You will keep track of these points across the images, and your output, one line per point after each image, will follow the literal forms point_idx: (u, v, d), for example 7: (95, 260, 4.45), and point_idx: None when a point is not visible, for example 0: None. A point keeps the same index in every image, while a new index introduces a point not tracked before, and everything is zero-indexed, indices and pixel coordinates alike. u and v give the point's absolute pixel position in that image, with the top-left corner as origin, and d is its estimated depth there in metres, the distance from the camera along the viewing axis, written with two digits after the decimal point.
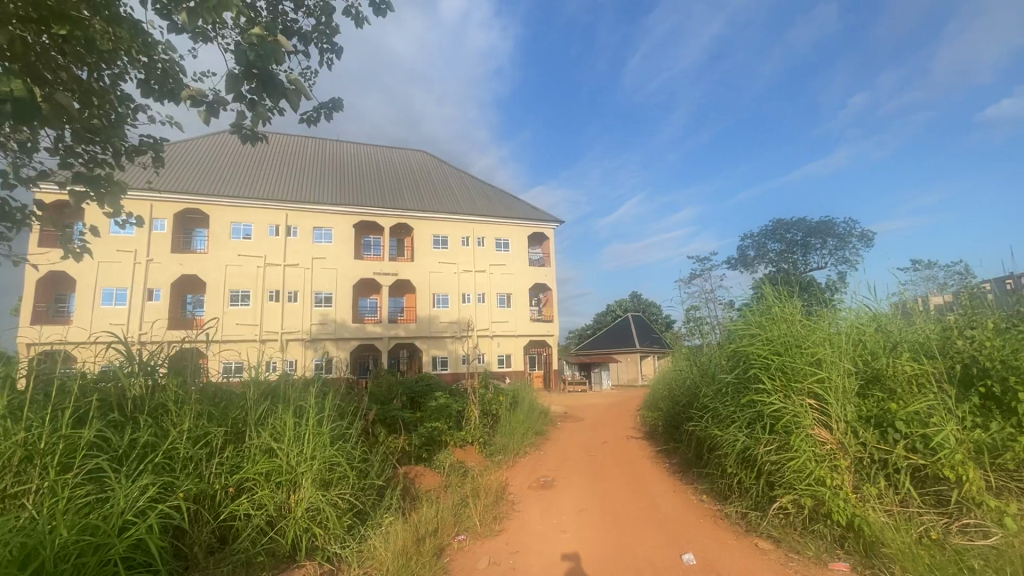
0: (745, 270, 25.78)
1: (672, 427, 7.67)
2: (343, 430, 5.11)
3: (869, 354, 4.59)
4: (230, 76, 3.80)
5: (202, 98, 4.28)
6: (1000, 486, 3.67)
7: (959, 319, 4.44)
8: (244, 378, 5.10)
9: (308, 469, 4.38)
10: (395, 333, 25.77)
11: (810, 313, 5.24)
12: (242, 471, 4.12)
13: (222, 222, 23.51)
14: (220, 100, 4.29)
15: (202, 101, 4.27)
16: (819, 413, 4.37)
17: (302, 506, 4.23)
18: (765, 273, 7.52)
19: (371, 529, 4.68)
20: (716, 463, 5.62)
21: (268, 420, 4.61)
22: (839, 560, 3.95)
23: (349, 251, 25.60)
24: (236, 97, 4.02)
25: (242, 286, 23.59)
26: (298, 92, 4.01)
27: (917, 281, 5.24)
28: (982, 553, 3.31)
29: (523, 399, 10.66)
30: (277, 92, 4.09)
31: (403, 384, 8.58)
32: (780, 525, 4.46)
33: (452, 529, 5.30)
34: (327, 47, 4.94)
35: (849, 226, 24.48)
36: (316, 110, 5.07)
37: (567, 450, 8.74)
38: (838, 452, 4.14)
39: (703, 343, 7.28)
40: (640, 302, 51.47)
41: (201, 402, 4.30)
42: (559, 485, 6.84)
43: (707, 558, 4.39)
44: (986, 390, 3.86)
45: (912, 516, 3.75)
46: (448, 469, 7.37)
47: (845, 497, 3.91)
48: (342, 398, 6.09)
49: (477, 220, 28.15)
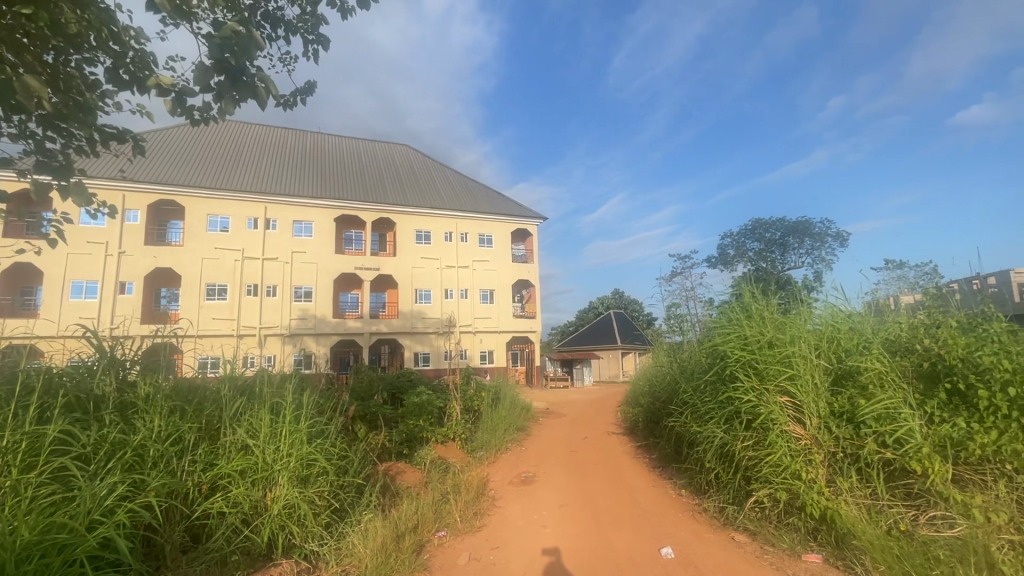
0: (725, 268, 26.15)
1: (652, 422, 7.76)
2: (322, 427, 5.02)
3: (842, 351, 4.69)
4: (198, 67, 3.72)
5: (171, 87, 4.19)
6: (965, 480, 3.78)
7: (926, 318, 4.57)
8: (220, 374, 5.00)
9: (285, 466, 4.31)
10: (376, 328, 25.53)
11: (786, 312, 5.33)
12: (216, 468, 4.03)
13: (198, 214, 22.95)
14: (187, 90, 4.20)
15: (170, 90, 4.19)
16: (792, 409, 4.46)
17: (278, 503, 4.16)
18: (743, 272, 7.63)
19: (350, 527, 4.63)
20: (694, 458, 5.67)
21: (244, 417, 4.51)
22: (812, 552, 4.04)
23: (330, 245, 25.24)
24: (203, 89, 3.94)
25: (219, 280, 23.11)
26: (269, 90, 3.94)
27: (888, 280, 5.37)
28: (947, 544, 3.42)
29: (505, 395, 10.66)
30: (245, 86, 4.01)
31: (384, 380, 8.51)
32: (756, 518, 4.55)
33: (432, 525, 5.27)
34: (313, 38, 4.83)
35: (825, 226, 25.01)
36: (292, 95, 4.99)
37: (549, 446, 8.76)
38: (812, 446, 4.25)
39: (684, 340, 7.34)
40: (622, 300, 51.97)
41: (171, 399, 4.16)
42: (541, 481, 6.87)
43: (686, 551, 4.44)
44: (951, 386, 3.97)
45: (882, 508, 3.86)
46: (430, 465, 7.34)
47: (818, 490, 4.03)
48: (321, 394, 6.00)
49: (460, 215, 28.00)
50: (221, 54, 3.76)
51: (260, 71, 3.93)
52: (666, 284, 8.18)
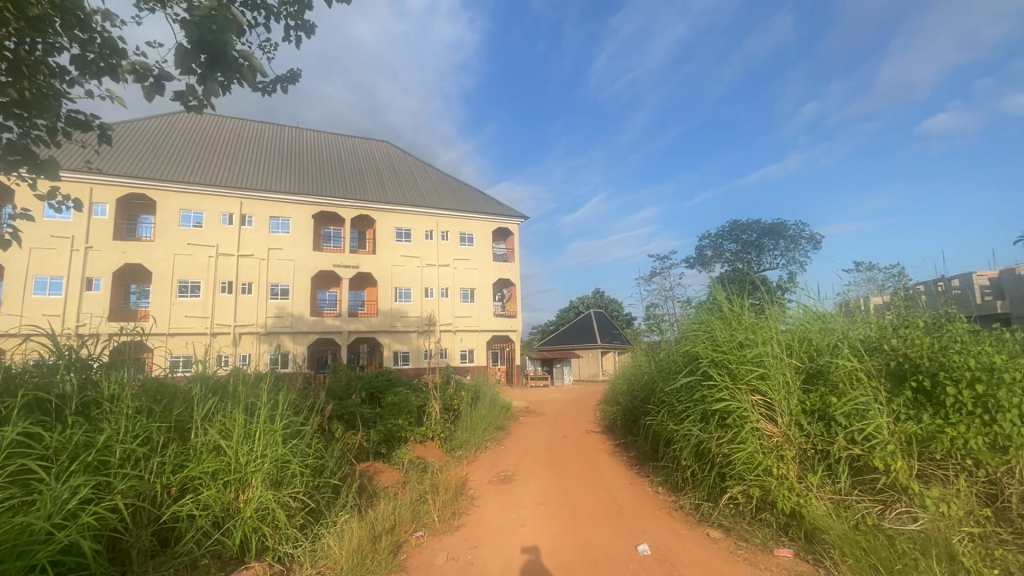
0: (703, 269, 26.55)
1: (630, 421, 7.84)
2: (297, 428, 4.93)
3: (814, 350, 4.81)
4: (178, 50, 3.83)
5: (149, 71, 4.33)
6: (929, 475, 3.93)
7: (894, 318, 4.72)
8: (191, 373, 4.88)
9: (258, 468, 4.21)
10: (354, 327, 25.20)
11: (760, 312, 5.43)
12: (186, 470, 3.90)
13: (170, 208, 22.30)
14: (167, 75, 4.38)
15: (146, 74, 4.32)
16: (764, 407, 4.57)
17: (250, 506, 4.06)
18: (720, 272, 7.74)
19: (325, 528, 4.58)
20: (671, 457, 5.73)
21: (216, 417, 4.40)
22: (783, 547, 4.13)
23: (308, 242, 24.83)
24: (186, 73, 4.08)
25: (192, 277, 22.53)
26: (252, 69, 4.10)
27: (859, 281, 5.51)
28: (910, 538, 3.54)
29: (484, 394, 10.64)
30: (229, 68, 4.14)
31: (362, 380, 8.40)
32: (730, 514, 4.63)
33: (410, 525, 5.23)
34: (296, 23, 4.74)
35: (799, 228, 25.63)
36: (273, 82, 4.92)
37: (528, 445, 8.78)
38: (783, 443, 4.35)
39: (662, 339, 7.40)
40: (602, 300, 52.38)
41: (138, 398, 4.03)
42: (520, 480, 6.88)
43: (662, 548, 4.49)
44: (917, 384, 4.11)
45: (850, 503, 3.96)
46: (408, 465, 7.28)
47: (789, 487, 4.12)
48: (297, 393, 5.90)
49: (441, 213, 27.83)
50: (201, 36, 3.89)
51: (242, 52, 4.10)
52: (646, 284, 8.24)
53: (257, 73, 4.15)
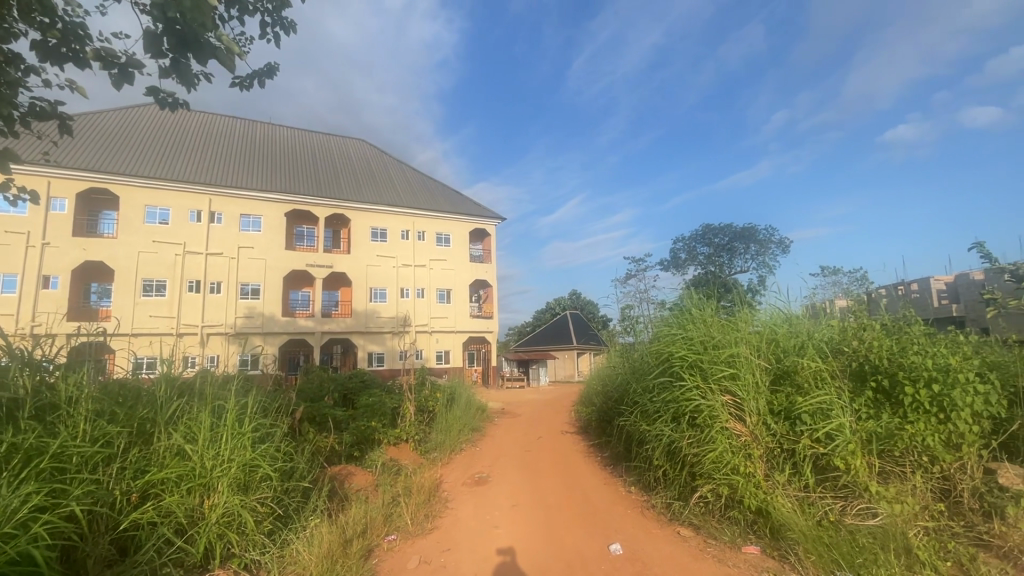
0: (677, 272, 27.01)
1: (603, 421, 7.92)
2: (267, 430, 4.82)
3: (781, 351, 4.93)
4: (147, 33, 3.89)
5: (116, 58, 4.20)
6: (887, 471, 4.10)
7: (857, 320, 4.89)
8: (156, 374, 4.71)
9: (225, 472, 4.09)
10: (327, 327, 24.76)
11: (731, 315, 5.56)
12: (148, 475, 3.77)
13: (135, 204, 21.52)
14: (135, 63, 4.24)
15: (113, 61, 4.18)
16: (733, 407, 4.66)
17: (216, 510, 3.94)
18: (693, 275, 7.88)
19: (294, 533, 4.47)
20: (643, 457, 5.81)
21: (181, 419, 4.26)
22: (750, 544, 4.22)
23: (280, 241, 24.31)
24: (156, 57, 4.08)
25: (157, 276, 21.79)
26: (226, 53, 4.09)
27: (824, 286, 5.68)
28: (870, 533, 3.68)
29: (460, 395, 10.58)
30: (202, 51, 4.13)
31: (334, 381, 8.25)
32: (700, 513, 4.71)
33: (382, 529, 5.17)
34: (273, 19, 4.63)
35: (768, 232, 26.35)
36: (250, 76, 4.91)
37: (503, 446, 8.76)
38: (751, 442, 4.45)
39: (636, 341, 7.48)
40: (578, 301, 52.80)
41: (100, 401, 3.89)
42: (494, 481, 6.86)
43: (633, 547, 4.55)
44: (876, 385, 4.26)
45: (814, 500, 4.08)
46: (381, 468, 7.19)
47: (756, 484, 4.23)
48: (266, 395, 5.77)
49: (417, 213, 27.59)
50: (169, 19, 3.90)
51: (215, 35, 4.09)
52: (621, 286, 8.33)
53: (230, 58, 4.14)
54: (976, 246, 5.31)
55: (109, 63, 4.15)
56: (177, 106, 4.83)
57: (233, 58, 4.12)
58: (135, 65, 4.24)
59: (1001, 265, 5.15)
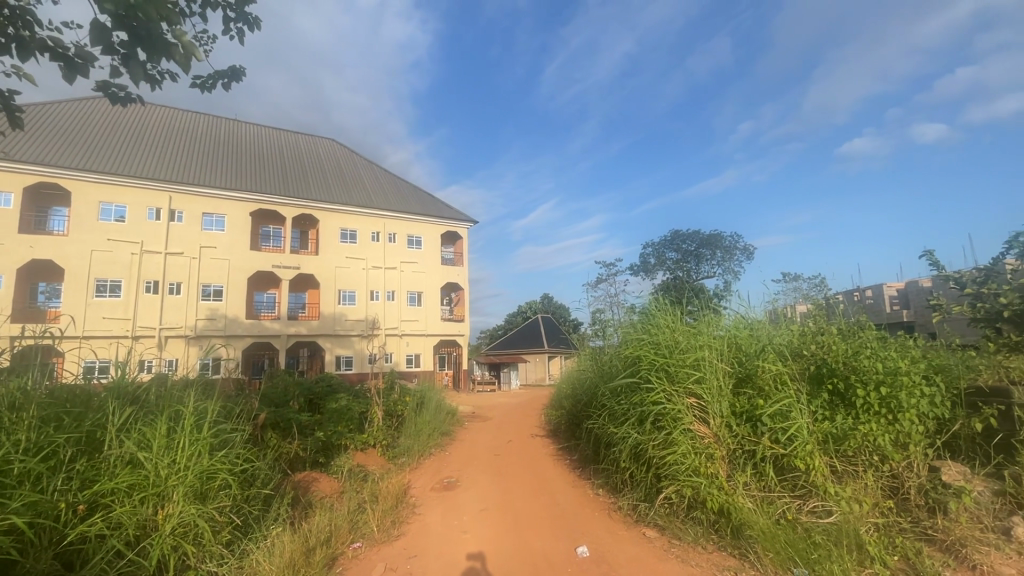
0: (646, 276, 27.52)
1: (573, 424, 7.99)
2: (228, 436, 4.67)
3: (743, 355, 5.08)
4: (96, 25, 3.77)
5: (64, 48, 4.01)
6: (842, 471, 4.25)
7: (815, 326, 5.09)
8: (109, 379, 4.50)
9: (181, 481, 3.92)
10: (294, 330, 24.20)
11: (696, 320, 5.69)
12: (98, 485, 3.59)
13: (88, 201, 20.53)
14: (86, 54, 4.07)
15: (62, 50, 3.99)
16: (698, 410, 4.77)
17: (170, 521, 3.77)
18: (662, 280, 8.04)
19: (254, 543, 4.34)
20: (611, 459, 5.89)
21: (134, 427, 4.07)
22: (712, 543, 4.31)
23: (245, 241, 23.63)
24: (107, 51, 3.96)
25: (112, 276, 20.84)
26: (184, 51, 4.00)
27: (785, 294, 5.88)
28: (824, 530, 3.83)
29: (430, 399, 10.46)
30: (158, 48, 4.03)
31: (300, 385, 8.05)
32: (665, 514, 4.80)
33: (347, 536, 5.07)
34: (236, 15, 4.52)
35: (733, 239, 27.19)
36: (213, 77, 4.84)
37: (473, 451, 8.72)
38: (713, 444, 4.56)
39: (606, 344, 7.57)
40: (550, 305, 53.16)
41: (46, 408, 3.69)
42: (463, 486, 6.83)
43: (600, 549, 4.60)
44: (832, 387, 4.43)
45: (773, 499, 4.22)
46: (347, 474, 7.04)
47: (718, 485, 4.34)
48: (227, 401, 5.58)
49: (387, 215, 27.25)
50: (121, 13, 3.79)
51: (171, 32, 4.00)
52: (592, 290, 8.45)
53: (187, 58, 4.06)
54: (925, 254, 5.62)
55: (56, 55, 3.96)
56: (131, 102, 4.67)
57: (190, 58, 4.04)
58: (85, 58, 4.06)
59: (947, 272, 5.47)
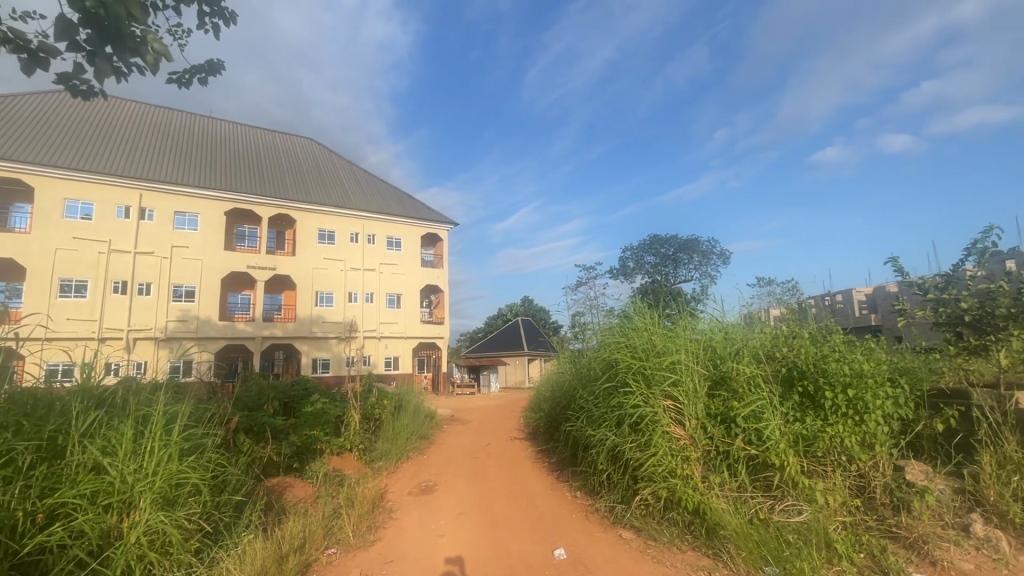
0: (625, 280, 27.79)
1: (552, 427, 8.03)
2: (199, 441, 4.55)
3: (718, 358, 5.17)
4: (60, 21, 3.66)
5: (25, 42, 3.88)
6: (811, 470, 4.36)
7: (787, 330, 5.22)
8: (73, 382, 4.32)
9: (149, 487, 3.81)
10: (269, 332, 23.71)
11: (674, 323, 5.76)
12: (60, 494, 3.46)
13: (52, 197, 19.78)
14: (49, 49, 3.94)
15: (23, 45, 3.85)
16: (674, 412, 4.83)
17: (136, 530, 3.65)
18: (640, 284, 8.13)
19: (224, 551, 4.23)
20: (589, 461, 5.92)
21: (99, 431, 3.93)
22: (687, 544, 4.36)
23: (219, 241, 23.09)
24: (72, 48, 3.85)
25: (78, 276, 20.13)
26: (154, 50, 3.91)
27: (760, 299, 6.00)
28: (795, 529, 3.93)
29: (408, 402, 10.37)
30: (126, 45, 3.93)
31: (275, 389, 7.88)
32: (641, 515, 4.84)
33: (321, 542, 4.98)
34: (212, 10, 4.43)
35: (710, 244, 27.70)
36: (188, 73, 4.73)
37: (451, 454, 8.66)
38: (689, 445, 4.63)
39: (585, 347, 7.61)
40: (530, 308, 53.30)
41: (6, 413, 3.53)
42: (440, 490, 6.78)
43: (576, 551, 4.62)
44: (803, 390, 4.53)
45: (746, 499, 4.30)
46: (322, 479, 6.93)
47: (693, 486, 4.40)
48: (199, 405, 5.43)
49: (367, 216, 26.95)
50: (88, 9, 3.70)
51: (141, 29, 3.92)
52: (572, 293, 8.50)
53: (155, 55, 3.97)
54: (891, 262, 5.83)
55: (18, 48, 3.83)
56: (97, 96, 4.54)
57: (161, 56, 3.96)
58: (48, 52, 3.93)
59: (911, 278, 5.66)
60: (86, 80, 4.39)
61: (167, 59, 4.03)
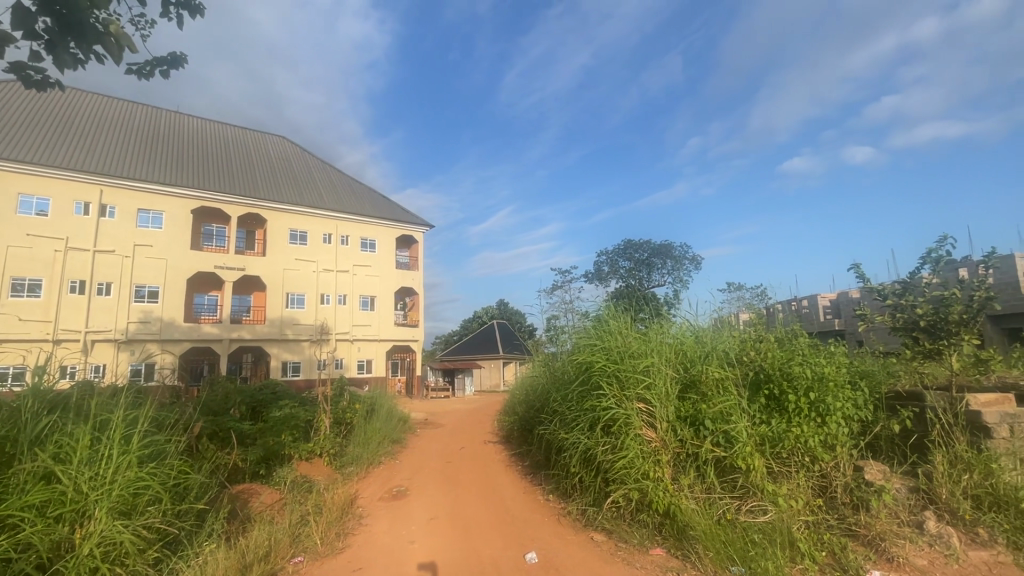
0: (600, 284, 28.09)
1: (526, 430, 8.03)
2: (160, 447, 4.38)
3: (688, 361, 5.26)
4: (16, 8, 3.51)
5: None
6: (777, 470, 4.47)
7: (754, 334, 5.36)
8: (24, 386, 4.13)
9: (105, 496, 3.65)
10: (237, 334, 23.04)
11: (647, 327, 5.83)
12: (6, 504, 3.28)
13: (4, 192, 18.82)
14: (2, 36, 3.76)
15: None
16: (646, 414, 4.89)
17: (90, 540, 3.49)
18: (615, 288, 8.22)
19: (184, 562, 4.07)
20: (562, 465, 5.95)
21: (52, 438, 3.74)
22: (657, 545, 4.42)
23: (185, 240, 22.35)
24: (28, 36, 3.67)
25: (32, 275, 19.20)
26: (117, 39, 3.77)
27: (730, 304, 6.14)
28: (760, 528, 4.02)
29: (381, 406, 10.22)
30: (88, 35, 3.77)
31: (242, 392, 7.66)
32: (613, 517, 4.89)
33: (288, 551, 4.86)
34: (178, 2, 4.30)
35: (682, 249, 28.22)
36: (150, 64, 4.58)
37: (423, 458, 8.56)
38: (660, 448, 4.70)
39: (560, 350, 7.64)
40: (505, 311, 53.36)
41: None
42: (412, 495, 6.69)
43: (548, 555, 4.63)
44: (769, 393, 4.66)
45: (714, 500, 4.37)
46: (290, 485, 6.76)
47: (664, 487, 4.47)
48: (160, 409, 5.25)
49: (340, 216, 26.52)
50: None
51: (103, 19, 3.77)
52: (547, 296, 8.54)
53: (118, 46, 3.82)
54: (853, 268, 5.99)
55: None
56: (51, 86, 4.33)
57: (125, 47, 3.82)
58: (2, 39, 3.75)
59: (872, 284, 5.83)
60: (40, 69, 4.19)
61: (130, 51, 3.89)
